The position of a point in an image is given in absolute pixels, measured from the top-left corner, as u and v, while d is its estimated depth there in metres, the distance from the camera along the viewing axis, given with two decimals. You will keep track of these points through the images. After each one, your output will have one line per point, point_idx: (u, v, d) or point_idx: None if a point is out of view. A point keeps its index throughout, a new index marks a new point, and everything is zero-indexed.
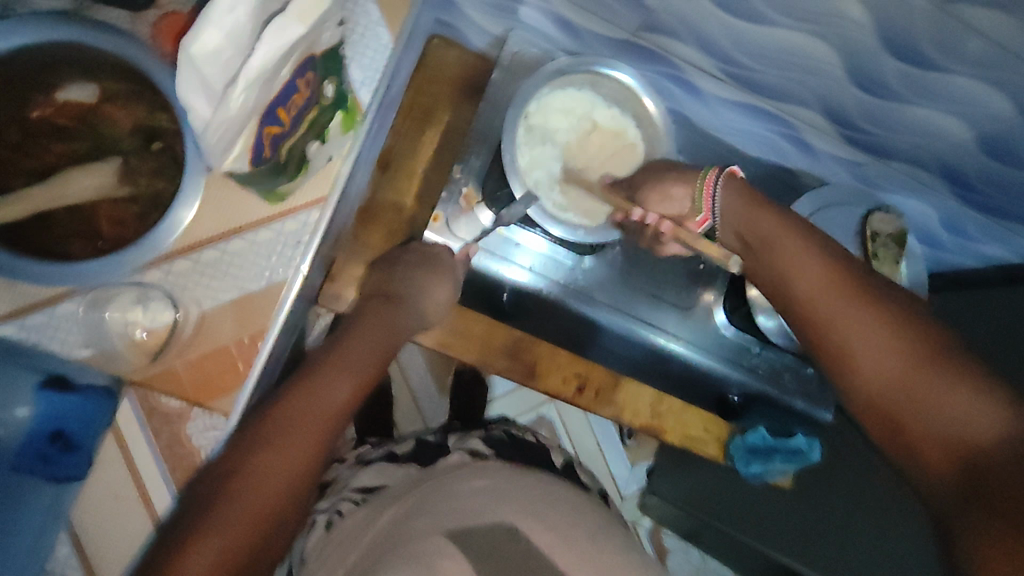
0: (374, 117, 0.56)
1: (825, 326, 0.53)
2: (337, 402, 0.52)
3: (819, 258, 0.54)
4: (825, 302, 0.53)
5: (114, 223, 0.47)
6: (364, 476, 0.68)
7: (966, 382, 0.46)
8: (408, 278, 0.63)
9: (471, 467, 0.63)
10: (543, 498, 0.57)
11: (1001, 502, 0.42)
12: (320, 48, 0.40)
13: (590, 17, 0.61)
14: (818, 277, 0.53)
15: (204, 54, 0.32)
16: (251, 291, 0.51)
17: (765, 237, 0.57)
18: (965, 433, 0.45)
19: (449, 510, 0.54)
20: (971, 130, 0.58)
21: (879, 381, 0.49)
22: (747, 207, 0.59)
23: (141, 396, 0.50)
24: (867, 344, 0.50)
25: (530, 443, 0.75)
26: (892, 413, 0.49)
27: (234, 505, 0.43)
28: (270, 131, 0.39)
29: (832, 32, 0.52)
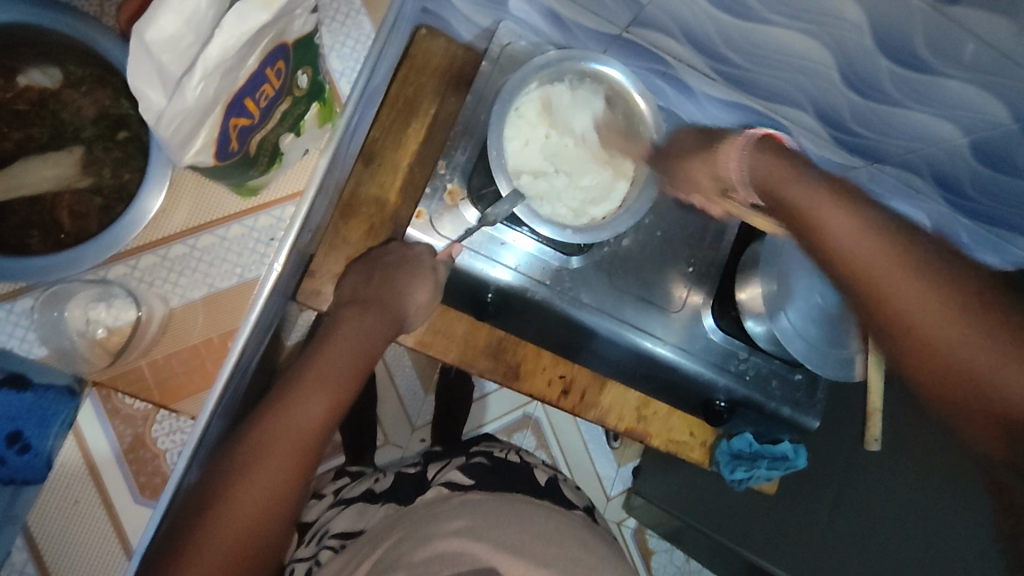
0: (355, 109, 0.54)
1: (886, 300, 0.41)
2: (314, 418, 0.51)
3: (878, 236, 0.42)
4: (886, 274, 0.41)
5: (75, 216, 0.45)
6: (343, 518, 0.66)
7: (1020, 328, 0.37)
8: (388, 282, 0.62)
9: (452, 506, 0.58)
10: (529, 533, 0.53)
11: None
12: (292, 36, 0.38)
13: (579, 10, 0.59)
14: (918, 303, 0.39)
15: (160, 40, 0.30)
16: (221, 289, 0.49)
17: (809, 213, 0.46)
18: (993, 393, 0.37)
19: (421, 557, 0.50)
20: (965, 136, 0.57)
21: (914, 311, 0.39)
22: (777, 165, 0.50)
23: (103, 396, 0.48)
24: (910, 292, 0.40)
25: (513, 467, 0.73)
26: (934, 362, 0.39)
27: (220, 529, 0.44)
28: (236, 123, 0.37)
29: (825, 31, 0.50)
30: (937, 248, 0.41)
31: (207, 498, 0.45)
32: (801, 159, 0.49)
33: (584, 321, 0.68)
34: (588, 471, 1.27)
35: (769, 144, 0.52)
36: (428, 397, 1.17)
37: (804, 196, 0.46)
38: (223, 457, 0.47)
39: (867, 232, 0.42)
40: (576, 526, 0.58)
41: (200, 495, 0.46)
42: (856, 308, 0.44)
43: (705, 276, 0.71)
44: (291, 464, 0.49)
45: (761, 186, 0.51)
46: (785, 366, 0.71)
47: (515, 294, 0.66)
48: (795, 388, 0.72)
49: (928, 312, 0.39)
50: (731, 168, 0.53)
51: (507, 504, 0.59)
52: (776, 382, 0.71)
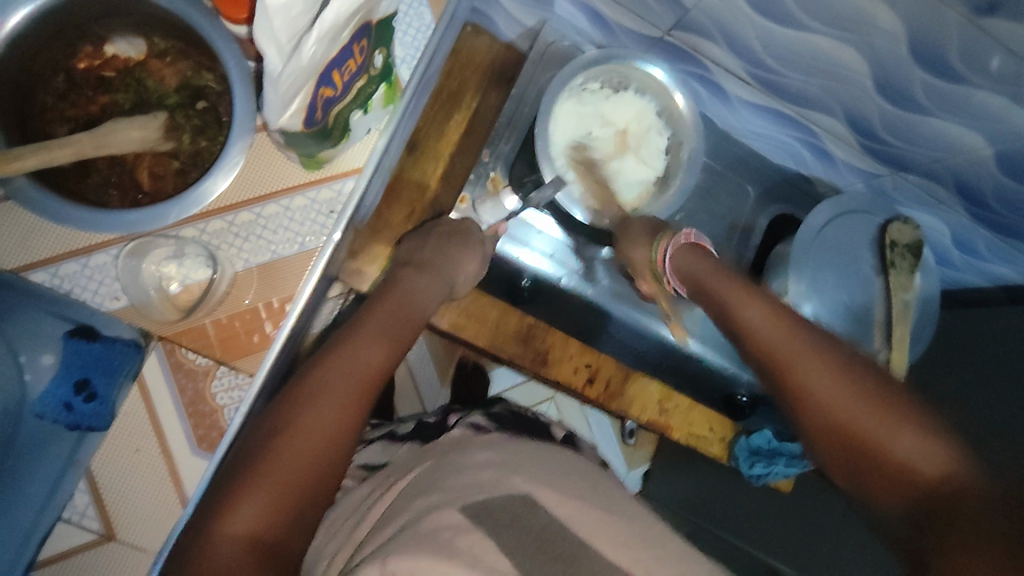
0: (412, 96, 0.58)
1: (785, 361, 0.51)
2: (373, 362, 0.50)
3: (763, 304, 0.56)
4: (805, 359, 0.50)
5: (154, 177, 0.48)
6: (368, 453, 0.69)
7: (905, 417, 0.45)
8: (441, 250, 0.62)
9: (476, 443, 0.61)
10: (551, 474, 0.54)
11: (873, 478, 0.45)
12: (376, 16, 0.41)
13: (623, 12, 0.63)
14: (766, 325, 0.54)
15: (277, 7, 0.32)
16: (281, 256, 0.52)
17: (698, 278, 0.61)
18: (849, 426, 0.46)
19: (456, 484, 0.51)
20: (990, 146, 0.59)
21: (837, 414, 0.47)
22: (695, 259, 0.62)
23: (168, 349, 0.50)
24: (822, 375, 0.49)
25: (532, 423, 0.76)
26: (791, 378, 0.51)
27: (286, 450, 0.42)
28: (324, 93, 0.39)
29: (864, 40, 0.53)
30: (852, 361, 0.49)
31: (276, 423, 0.44)
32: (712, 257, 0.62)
33: (609, 308, 0.74)
34: None
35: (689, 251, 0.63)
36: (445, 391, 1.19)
37: (721, 284, 0.59)
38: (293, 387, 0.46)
39: (774, 315, 0.55)
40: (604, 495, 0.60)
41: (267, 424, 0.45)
42: (778, 400, 0.53)
43: None
44: (353, 406, 0.47)
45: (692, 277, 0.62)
46: None
47: (549, 280, 0.72)
48: None
49: (788, 345, 0.52)
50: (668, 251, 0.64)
51: (534, 446, 0.61)
52: None
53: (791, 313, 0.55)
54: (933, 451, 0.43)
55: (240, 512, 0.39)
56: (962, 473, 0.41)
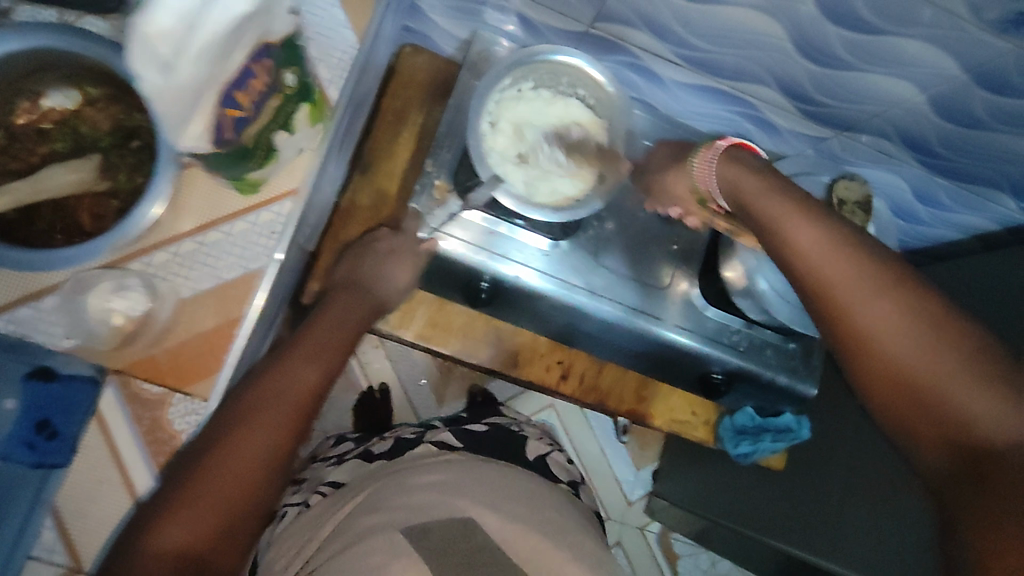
0: (344, 114, 0.59)
1: (836, 304, 0.47)
2: (308, 382, 0.53)
3: (816, 229, 0.48)
4: (835, 272, 0.46)
5: (95, 217, 0.49)
6: (340, 471, 0.76)
7: (984, 374, 0.42)
8: (374, 267, 0.67)
9: (432, 462, 0.65)
10: (496, 495, 0.59)
11: (920, 424, 0.44)
12: (275, 37, 0.42)
13: (546, 11, 0.65)
14: (816, 248, 0.47)
15: (158, 31, 0.37)
16: (227, 281, 0.53)
17: (747, 197, 0.52)
18: (897, 365, 0.44)
19: (400, 504, 0.56)
20: (921, 93, 0.60)
21: (903, 356, 0.44)
22: (733, 170, 0.54)
23: (123, 382, 0.52)
24: (874, 311, 0.45)
25: (506, 438, 0.82)
26: (831, 311, 0.47)
27: (216, 469, 0.46)
28: (231, 115, 0.40)
29: (773, 5, 0.54)
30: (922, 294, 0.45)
31: (211, 443, 0.47)
32: (748, 158, 0.54)
33: (569, 298, 0.71)
34: (606, 476, 1.30)
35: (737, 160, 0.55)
36: (444, 409, 1.24)
37: (771, 207, 0.49)
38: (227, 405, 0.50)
39: (832, 244, 0.47)
40: (558, 506, 0.63)
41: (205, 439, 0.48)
42: (836, 355, 0.49)
43: (690, 257, 0.75)
44: (288, 423, 0.50)
45: (733, 190, 0.54)
46: (780, 336, 0.73)
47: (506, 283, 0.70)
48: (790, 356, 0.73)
49: (828, 263, 0.47)
50: (706, 173, 0.57)
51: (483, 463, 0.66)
52: (770, 351, 0.73)
53: (853, 234, 0.48)
54: (1007, 416, 0.41)
55: (174, 526, 0.44)
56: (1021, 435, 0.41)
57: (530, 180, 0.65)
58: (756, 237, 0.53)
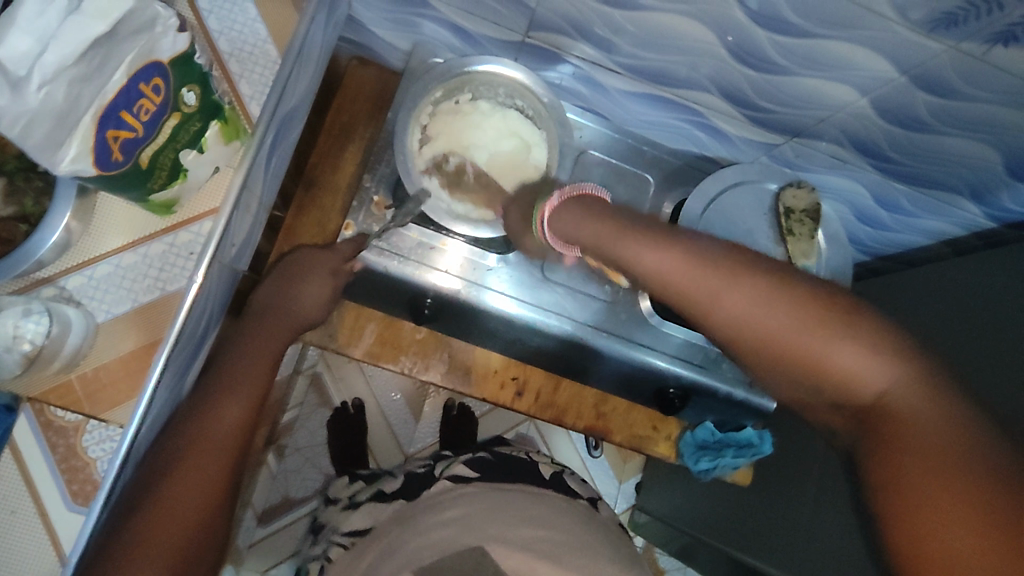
0: (273, 132, 0.58)
1: (706, 301, 0.47)
2: (229, 423, 0.52)
3: (671, 253, 0.49)
4: (698, 275, 0.48)
5: (2, 242, 0.49)
6: (356, 517, 0.76)
7: (847, 330, 0.43)
8: (289, 289, 0.63)
9: (450, 496, 0.70)
10: (512, 521, 0.64)
11: (814, 393, 0.45)
12: (165, 55, 0.41)
13: (480, 21, 0.63)
14: (671, 266, 0.49)
15: (13, 56, 0.33)
16: (145, 302, 0.52)
17: (596, 239, 0.55)
18: (774, 341, 0.45)
19: (418, 537, 0.62)
20: (862, 96, 0.57)
21: (775, 334, 0.45)
22: (588, 218, 0.56)
23: (37, 409, 0.51)
24: (736, 299, 0.46)
25: (517, 462, 0.81)
26: (707, 315, 0.48)
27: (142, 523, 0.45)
28: (116, 135, 0.40)
29: (698, 8, 0.52)
30: (777, 274, 0.46)
31: (135, 496, 0.46)
32: (598, 209, 0.56)
33: (517, 314, 0.69)
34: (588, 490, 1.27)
35: (583, 211, 0.57)
36: (420, 424, 1.23)
37: (619, 245, 0.53)
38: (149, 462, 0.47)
39: (682, 261, 0.48)
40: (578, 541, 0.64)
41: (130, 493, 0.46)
42: (727, 348, 0.50)
43: None
44: (217, 466, 0.50)
45: (588, 243, 0.56)
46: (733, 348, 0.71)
47: (450, 297, 0.68)
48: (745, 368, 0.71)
49: (684, 272, 0.48)
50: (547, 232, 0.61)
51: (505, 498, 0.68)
52: (725, 364, 0.71)
53: (710, 242, 0.49)
54: (884, 365, 0.42)
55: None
56: (898, 379, 0.41)
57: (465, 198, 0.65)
58: (620, 270, 0.56)
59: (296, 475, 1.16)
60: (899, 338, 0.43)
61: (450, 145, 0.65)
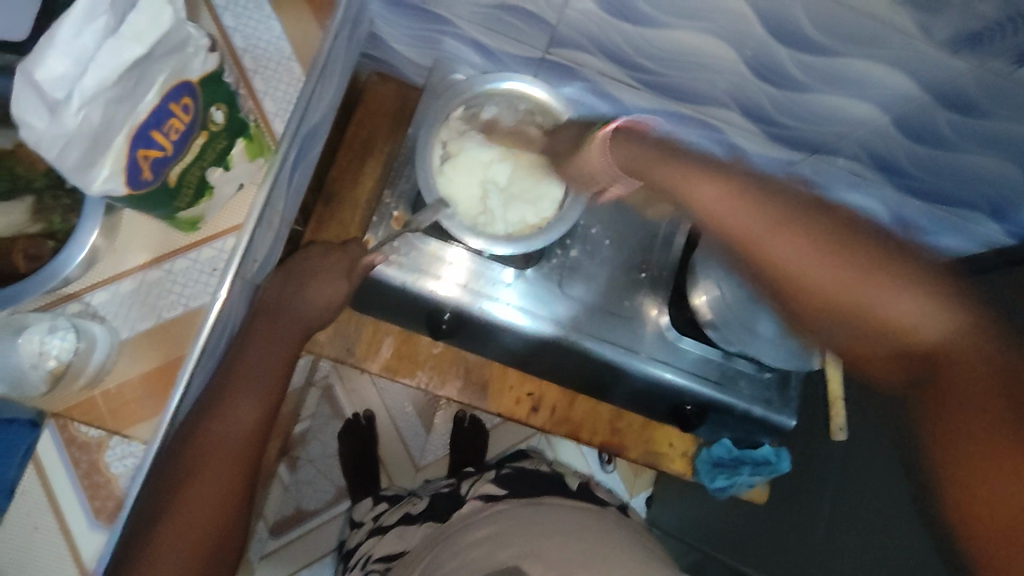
0: (296, 148, 0.58)
1: (765, 258, 0.44)
2: (245, 427, 0.53)
3: (719, 186, 0.47)
4: (747, 219, 0.45)
5: (30, 258, 0.49)
6: (390, 542, 0.84)
7: (900, 276, 0.41)
8: (303, 292, 0.61)
9: (480, 517, 0.71)
10: (547, 531, 0.63)
11: (866, 347, 0.43)
12: (194, 74, 0.41)
13: (501, 38, 0.64)
14: (720, 203, 0.46)
15: (51, 79, 0.33)
16: (168, 318, 0.52)
17: (645, 166, 0.53)
18: (830, 294, 0.42)
19: (460, 557, 0.64)
20: (884, 114, 0.57)
21: (829, 287, 0.42)
22: (631, 155, 0.53)
23: (61, 425, 0.51)
24: (788, 248, 0.43)
25: (541, 476, 0.85)
26: (754, 258, 0.45)
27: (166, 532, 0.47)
28: (145, 154, 0.40)
29: (721, 27, 0.53)
30: (834, 222, 0.44)
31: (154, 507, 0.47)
32: (642, 138, 0.53)
33: (534, 328, 0.69)
34: None
35: (628, 143, 0.54)
36: (431, 436, 1.23)
37: (675, 173, 0.49)
38: (164, 473, 0.48)
39: (731, 197, 0.46)
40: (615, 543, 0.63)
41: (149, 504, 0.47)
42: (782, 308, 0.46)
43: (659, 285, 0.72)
44: (235, 470, 0.51)
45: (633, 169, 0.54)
46: (753, 365, 0.70)
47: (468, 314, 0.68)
48: (763, 386, 0.71)
49: (738, 220, 0.45)
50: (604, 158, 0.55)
51: (536, 512, 0.69)
52: (744, 381, 0.70)
53: (770, 183, 0.46)
54: (940, 318, 0.40)
55: None
56: (950, 332, 0.40)
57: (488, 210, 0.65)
58: (671, 203, 0.52)
59: (310, 487, 1.16)
60: (954, 287, 0.41)
61: (471, 158, 0.66)
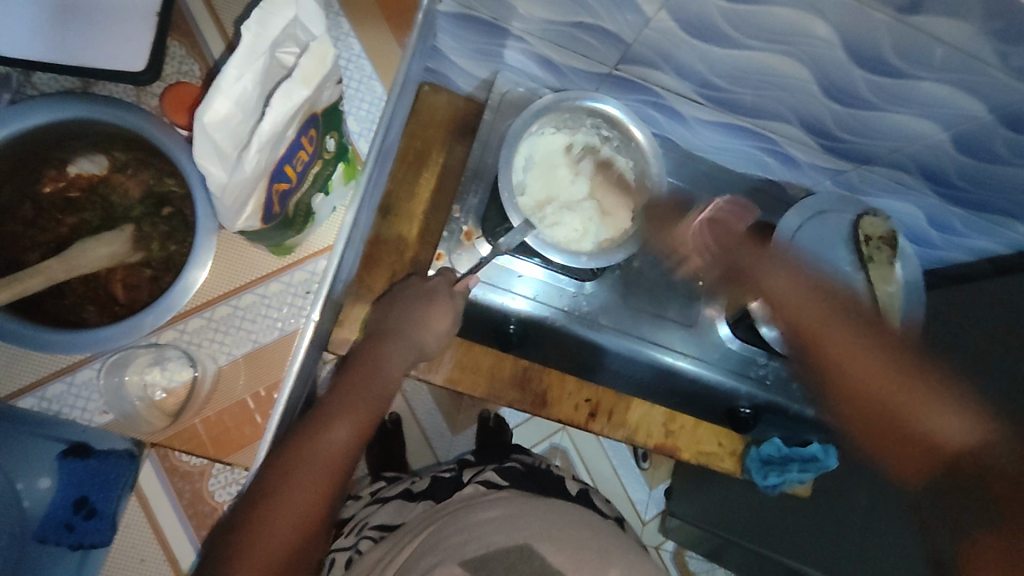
0: (373, 167, 0.58)
1: (834, 354, 0.60)
2: (339, 445, 0.51)
3: (794, 278, 0.62)
4: (832, 339, 0.60)
5: (129, 288, 0.49)
6: (382, 513, 0.69)
7: (943, 399, 0.55)
8: (405, 311, 0.63)
9: (489, 498, 0.59)
10: (559, 520, 0.53)
11: (909, 432, 0.56)
12: (321, 106, 0.41)
13: (570, 54, 0.64)
14: (808, 312, 0.61)
15: (216, 121, 0.34)
16: (264, 343, 0.51)
17: (742, 267, 0.66)
18: (869, 390, 0.58)
19: (459, 542, 0.51)
20: (945, 131, 0.60)
21: (874, 386, 0.57)
22: (722, 234, 0.68)
23: (161, 455, 0.50)
24: (857, 360, 0.58)
25: (542, 474, 0.74)
26: (811, 338, 0.61)
27: (262, 538, 0.45)
28: (279, 188, 0.40)
29: (802, 50, 0.54)
30: (866, 325, 0.60)
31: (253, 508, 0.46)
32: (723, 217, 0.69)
33: (601, 339, 0.70)
34: (620, 497, 1.29)
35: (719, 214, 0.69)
36: (456, 436, 1.21)
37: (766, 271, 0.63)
38: (260, 476, 0.48)
39: (797, 280, 0.62)
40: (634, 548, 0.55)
41: (245, 506, 0.46)
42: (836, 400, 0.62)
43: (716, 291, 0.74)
44: (327, 486, 0.49)
45: (723, 251, 0.67)
46: None
47: (534, 322, 0.69)
48: (817, 387, 0.72)
49: (813, 319, 0.60)
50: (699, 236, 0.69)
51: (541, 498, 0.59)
52: (798, 383, 0.72)
53: (830, 287, 0.62)
54: (973, 428, 0.54)
55: None
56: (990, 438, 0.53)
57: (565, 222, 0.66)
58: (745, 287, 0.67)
59: None
60: (982, 413, 0.55)
61: (542, 174, 0.67)
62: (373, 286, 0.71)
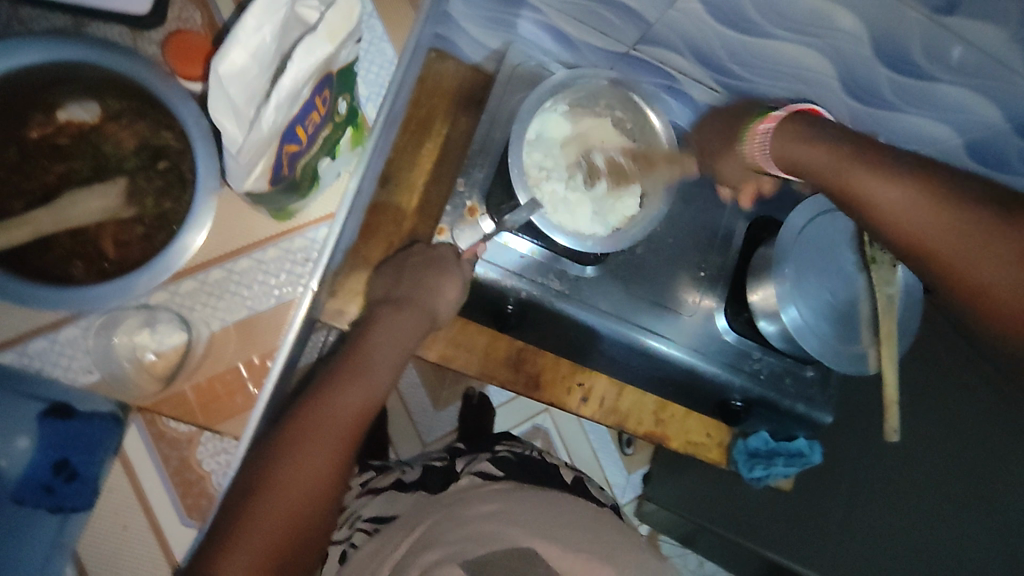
0: (380, 134, 0.56)
1: (932, 258, 0.44)
2: (350, 410, 0.51)
3: (900, 186, 0.45)
4: (931, 238, 0.44)
5: (119, 245, 0.46)
6: (375, 504, 0.66)
7: None
8: (415, 280, 0.61)
9: (485, 491, 0.58)
10: (561, 518, 0.52)
11: (980, 297, 0.42)
12: (337, 65, 0.39)
13: (587, 29, 0.62)
14: (908, 203, 0.45)
15: (231, 73, 0.33)
16: (259, 311, 0.49)
17: (821, 171, 0.51)
18: (966, 269, 0.42)
19: (459, 538, 0.49)
20: (960, 136, 0.60)
21: (990, 285, 0.41)
22: (792, 139, 0.54)
23: (148, 420, 0.49)
24: (917, 220, 0.44)
25: (538, 462, 0.73)
26: (918, 247, 0.44)
27: (269, 501, 0.44)
28: (289, 149, 0.38)
29: (826, 43, 0.53)
30: (1004, 202, 0.42)
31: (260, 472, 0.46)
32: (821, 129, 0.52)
33: (601, 325, 0.69)
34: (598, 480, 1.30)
35: (797, 130, 0.54)
36: (439, 412, 1.21)
37: (862, 178, 0.47)
38: (270, 438, 0.48)
39: (918, 199, 0.44)
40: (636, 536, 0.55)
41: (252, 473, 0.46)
42: (951, 302, 0.46)
43: (715, 282, 0.73)
44: (335, 451, 0.49)
45: (789, 164, 0.55)
46: (798, 363, 0.73)
47: (535, 304, 0.68)
48: (807, 384, 0.73)
49: (932, 224, 0.43)
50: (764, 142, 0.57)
51: (542, 493, 0.58)
52: (789, 379, 0.73)
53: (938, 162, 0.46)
54: None
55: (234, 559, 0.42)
56: None
57: (569, 203, 0.64)
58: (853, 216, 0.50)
59: None
60: None
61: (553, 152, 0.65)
62: (369, 257, 0.69)
